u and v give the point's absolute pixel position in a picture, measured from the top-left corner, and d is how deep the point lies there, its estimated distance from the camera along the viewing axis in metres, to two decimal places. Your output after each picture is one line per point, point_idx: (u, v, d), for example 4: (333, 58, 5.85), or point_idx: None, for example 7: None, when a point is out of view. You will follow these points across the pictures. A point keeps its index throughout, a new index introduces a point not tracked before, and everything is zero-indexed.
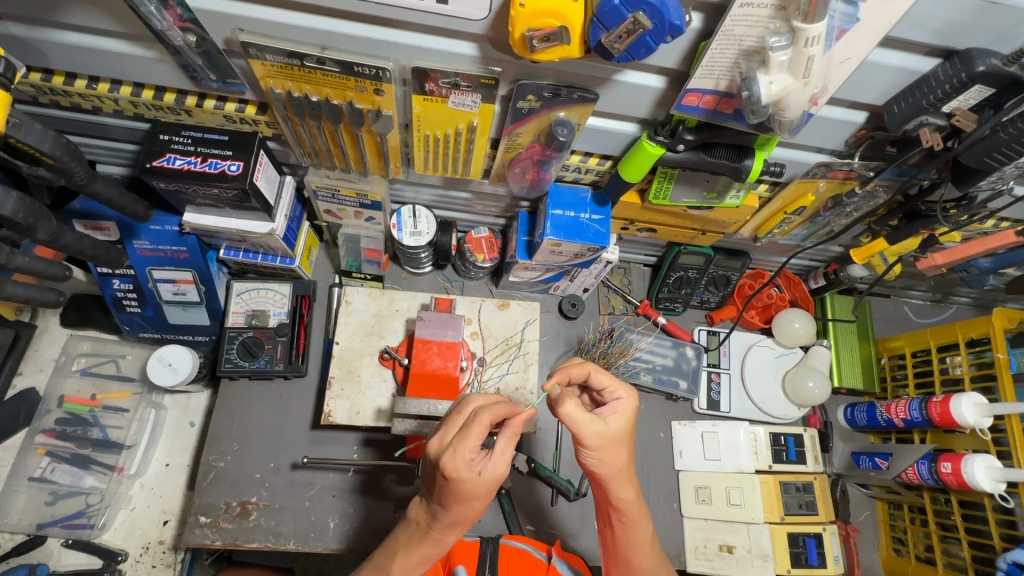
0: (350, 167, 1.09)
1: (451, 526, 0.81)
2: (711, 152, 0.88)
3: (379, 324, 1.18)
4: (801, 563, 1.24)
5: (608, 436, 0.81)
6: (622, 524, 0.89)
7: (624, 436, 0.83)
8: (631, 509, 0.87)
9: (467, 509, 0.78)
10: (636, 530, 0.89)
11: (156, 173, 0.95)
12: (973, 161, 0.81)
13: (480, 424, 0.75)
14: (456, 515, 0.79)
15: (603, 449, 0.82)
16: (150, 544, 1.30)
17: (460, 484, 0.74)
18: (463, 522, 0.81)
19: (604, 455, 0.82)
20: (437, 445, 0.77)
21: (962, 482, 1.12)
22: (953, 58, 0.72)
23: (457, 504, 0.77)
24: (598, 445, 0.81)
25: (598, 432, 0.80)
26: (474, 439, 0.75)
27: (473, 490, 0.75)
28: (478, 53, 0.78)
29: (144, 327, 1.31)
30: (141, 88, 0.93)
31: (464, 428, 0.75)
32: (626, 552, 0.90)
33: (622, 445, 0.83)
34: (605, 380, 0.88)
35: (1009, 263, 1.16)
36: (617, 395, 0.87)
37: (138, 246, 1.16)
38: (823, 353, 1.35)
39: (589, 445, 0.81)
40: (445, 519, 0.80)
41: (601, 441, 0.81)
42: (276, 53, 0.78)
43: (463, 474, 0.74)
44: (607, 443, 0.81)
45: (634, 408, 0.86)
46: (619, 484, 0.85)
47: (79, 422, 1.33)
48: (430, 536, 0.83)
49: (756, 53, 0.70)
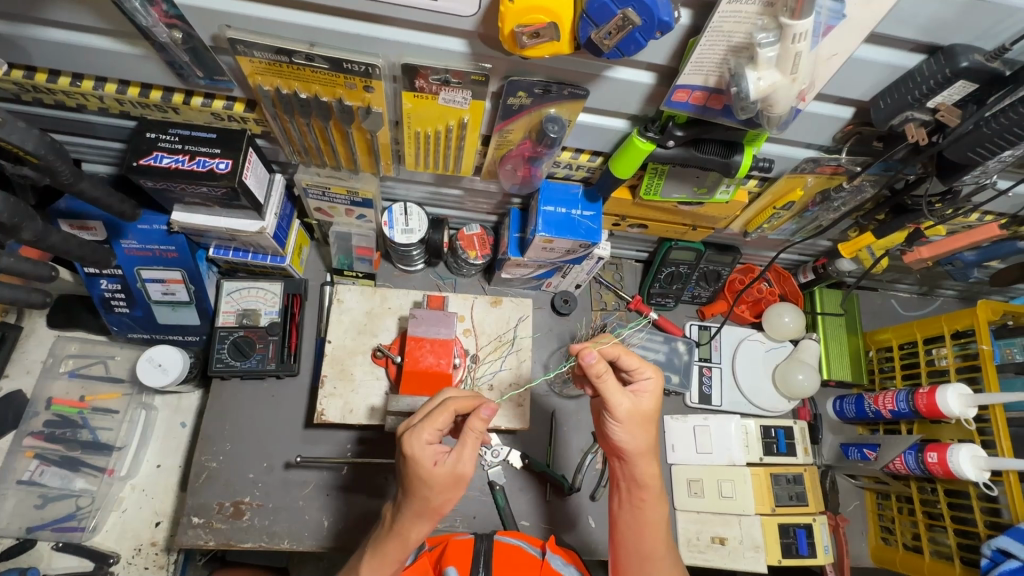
0: (340, 164, 1.08)
1: (411, 521, 0.82)
2: (701, 148, 0.89)
3: (372, 322, 1.18)
4: (792, 554, 1.25)
5: (639, 412, 0.87)
6: (642, 504, 0.92)
7: (651, 416, 0.89)
8: (654, 486, 0.91)
9: (425, 501, 0.80)
10: (654, 512, 0.92)
11: (143, 172, 0.94)
12: (956, 156, 0.82)
13: (445, 409, 0.82)
14: (417, 506, 0.81)
15: (633, 426, 0.87)
16: (141, 546, 1.30)
17: (416, 465, 0.79)
18: (425, 518, 0.82)
19: (632, 431, 0.88)
20: (406, 428, 0.85)
21: (947, 472, 1.14)
22: (937, 54, 0.73)
23: (415, 491, 0.80)
24: (630, 419, 0.87)
25: (629, 406, 0.86)
26: (434, 425, 0.80)
27: (429, 476, 0.78)
28: (468, 49, 0.78)
29: (134, 328, 1.29)
30: (126, 85, 0.92)
31: (428, 414, 0.81)
32: (641, 536, 0.92)
33: (650, 424, 0.89)
34: (635, 362, 0.89)
35: (993, 256, 1.18)
36: (644, 376, 0.90)
37: (126, 246, 1.14)
38: (811, 347, 1.38)
39: (619, 420, 0.87)
40: (409, 512, 0.82)
41: (631, 416, 0.87)
42: (264, 49, 0.78)
43: (418, 457, 0.78)
44: (636, 419, 0.87)
45: (659, 386, 0.90)
46: (642, 461, 0.89)
47: (68, 424, 1.32)
48: (396, 534, 0.84)
49: (745, 49, 0.70)
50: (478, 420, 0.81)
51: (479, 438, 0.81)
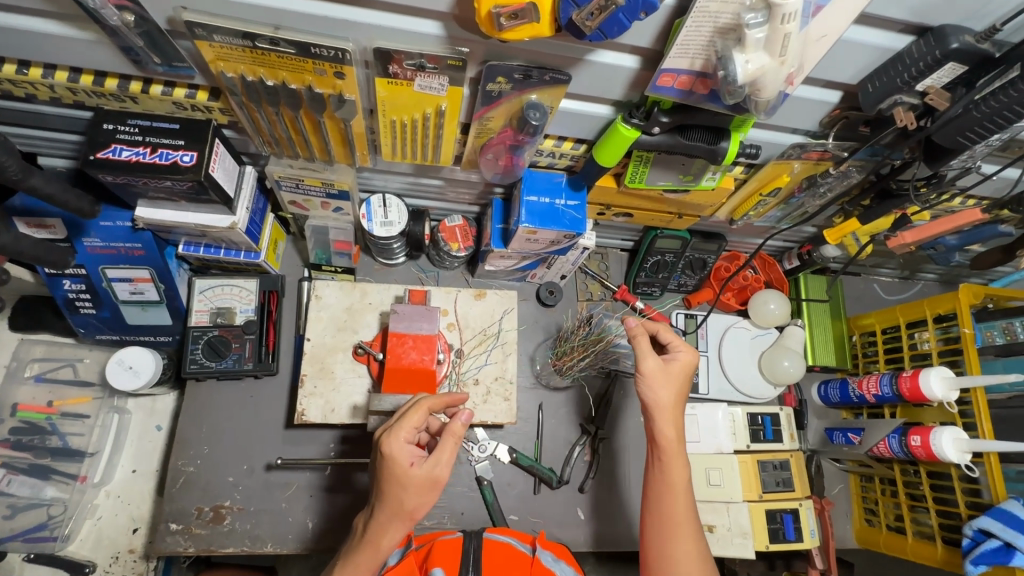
0: (313, 155, 1.03)
1: (384, 526, 0.81)
2: (687, 135, 0.86)
3: (352, 318, 1.14)
4: (779, 539, 1.26)
5: (667, 374, 0.99)
6: (664, 464, 0.98)
7: (677, 380, 0.99)
8: (673, 445, 0.97)
9: (398, 504, 0.80)
10: (675, 473, 0.97)
11: (101, 166, 0.89)
12: (945, 140, 0.80)
13: (420, 409, 0.83)
14: (390, 510, 0.80)
15: (655, 382, 0.98)
16: (119, 554, 1.26)
17: (392, 466, 0.79)
18: (398, 522, 0.81)
19: (654, 389, 0.98)
20: (382, 429, 0.85)
21: (930, 455, 1.15)
22: (926, 35, 0.71)
23: (388, 494, 0.80)
24: (656, 378, 0.98)
25: (657, 366, 0.98)
26: (413, 424, 0.81)
27: (405, 478, 0.79)
28: (444, 32, 0.74)
29: (102, 329, 1.23)
30: (79, 73, 0.86)
31: (404, 412, 0.83)
32: (661, 494, 0.96)
33: (674, 386, 0.99)
34: (671, 337, 1.03)
35: (974, 240, 1.19)
36: (678, 349, 1.02)
37: (88, 245, 1.08)
38: (798, 333, 1.37)
39: (647, 380, 0.98)
40: (381, 516, 0.81)
41: (653, 375, 0.98)
42: (226, 33, 0.73)
43: (395, 456, 0.79)
44: (657, 377, 0.98)
45: (693, 361, 1.01)
46: (664, 420, 0.97)
47: (36, 431, 1.25)
48: (368, 541, 0.83)
49: (732, 31, 0.67)
50: (458, 424, 0.82)
51: (458, 442, 0.83)
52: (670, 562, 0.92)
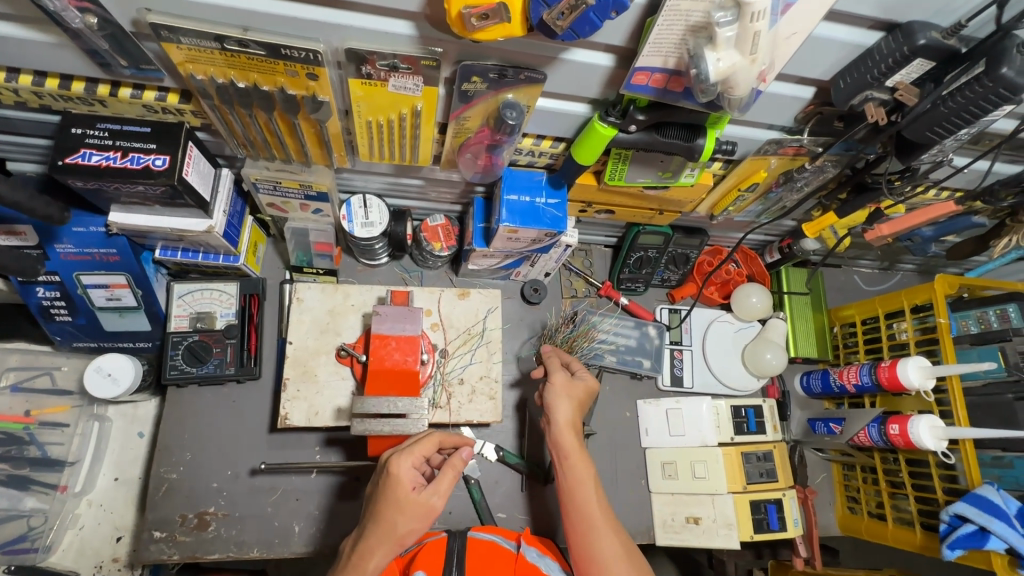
0: (290, 157, 1.02)
1: (374, 547, 0.83)
2: (664, 133, 0.87)
3: (334, 320, 1.14)
4: (762, 528, 1.27)
5: (570, 387, 1.07)
6: (568, 469, 0.99)
7: (579, 394, 1.06)
8: (573, 452, 1.00)
9: (390, 527, 0.83)
10: (580, 474, 0.98)
11: (70, 172, 0.87)
12: (915, 136, 0.82)
13: (431, 440, 0.90)
14: (381, 533, 0.83)
15: (558, 395, 1.05)
16: (103, 563, 1.25)
17: (395, 486, 0.85)
18: (387, 546, 0.83)
19: (557, 400, 1.05)
20: (392, 452, 0.91)
21: (908, 443, 1.17)
22: (895, 32, 0.72)
23: (384, 515, 0.84)
24: (564, 390, 1.06)
25: (561, 379, 1.07)
26: (422, 453, 0.87)
27: (404, 500, 0.84)
28: (416, 32, 0.73)
29: (79, 336, 1.21)
30: (44, 76, 0.84)
31: (417, 440, 0.89)
32: (572, 494, 0.97)
33: (577, 398, 1.06)
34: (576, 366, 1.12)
35: (949, 231, 1.20)
36: (580, 370, 1.11)
37: (61, 251, 1.06)
38: (780, 325, 1.39)
39: (554, 391, 1.05)
40: (372, 537, 0.83)
41: (557, 388, 1.06)
42: (193, 35, 0.71)
43: (401, 478, 0.84)
44: (560, 389, 1.06)
45: (592, 381, 1.09)
46: (568, 430, 1.02)
47: (13, 441, 1.21)
48: (354, 565, 0.83)
49: (703, 29, 0.68)
50: (458, 459, 0.90)
51: (456, 476, 0.89)
52: (596, 562, 0.91)
